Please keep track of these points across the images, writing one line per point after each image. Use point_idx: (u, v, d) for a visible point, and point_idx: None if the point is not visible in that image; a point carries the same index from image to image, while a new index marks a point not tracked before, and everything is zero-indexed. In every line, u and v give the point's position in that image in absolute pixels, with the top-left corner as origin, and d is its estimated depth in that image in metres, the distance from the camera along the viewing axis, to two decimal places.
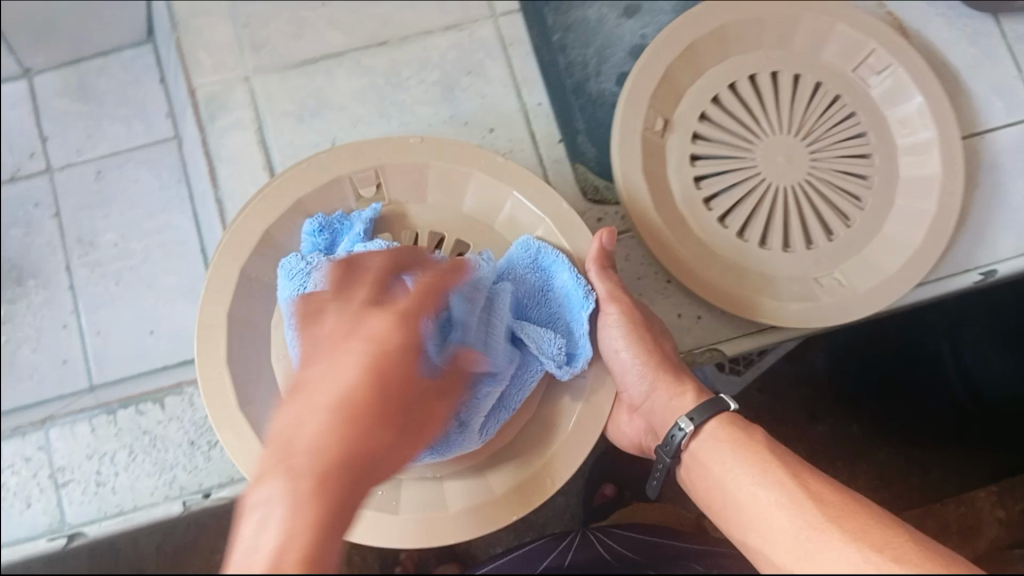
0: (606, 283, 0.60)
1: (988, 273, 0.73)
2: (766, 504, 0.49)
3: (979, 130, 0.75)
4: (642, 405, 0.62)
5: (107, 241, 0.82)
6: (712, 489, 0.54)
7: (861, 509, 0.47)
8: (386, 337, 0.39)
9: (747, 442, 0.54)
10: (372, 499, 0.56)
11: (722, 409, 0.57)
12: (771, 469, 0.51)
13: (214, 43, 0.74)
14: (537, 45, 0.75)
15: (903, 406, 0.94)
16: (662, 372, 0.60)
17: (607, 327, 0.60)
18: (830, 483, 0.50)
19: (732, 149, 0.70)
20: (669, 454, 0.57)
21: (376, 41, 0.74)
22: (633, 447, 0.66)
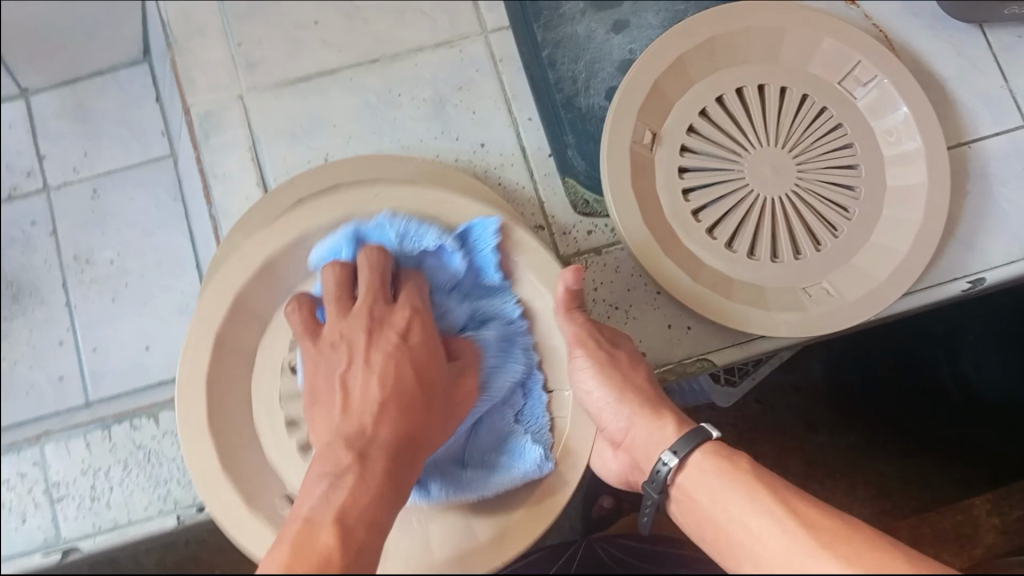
0: (573, 326, 0.61)
1: (976, 281, 0.73)
2: (757, 534, 0.50)
3: (966, 139, 0.76)
4: (624, 441, 0.63)
5: (103, 258, 0.82)
6: (703, 522, 0.55)
7: (852, 531, 0.48)
8: (405, 372, 0.53)
9: (732, 470, 0.55)
10: None
11: (706, 438, 0.58)
12: (762, 497, 0.52)
13: (208, 63, 0.75)
14: (527, 61, 0.76)
15: (903, 414, 0.96)
16: (641, 407, 0.61)
17: (580, 372, 0.61)
18: (819, 504, 0.51)
19: (720, 161, 0.70)
20: (655, 490, 0.58)
21: (368, 59, 0.75)
22: (621, 481, 0.67)
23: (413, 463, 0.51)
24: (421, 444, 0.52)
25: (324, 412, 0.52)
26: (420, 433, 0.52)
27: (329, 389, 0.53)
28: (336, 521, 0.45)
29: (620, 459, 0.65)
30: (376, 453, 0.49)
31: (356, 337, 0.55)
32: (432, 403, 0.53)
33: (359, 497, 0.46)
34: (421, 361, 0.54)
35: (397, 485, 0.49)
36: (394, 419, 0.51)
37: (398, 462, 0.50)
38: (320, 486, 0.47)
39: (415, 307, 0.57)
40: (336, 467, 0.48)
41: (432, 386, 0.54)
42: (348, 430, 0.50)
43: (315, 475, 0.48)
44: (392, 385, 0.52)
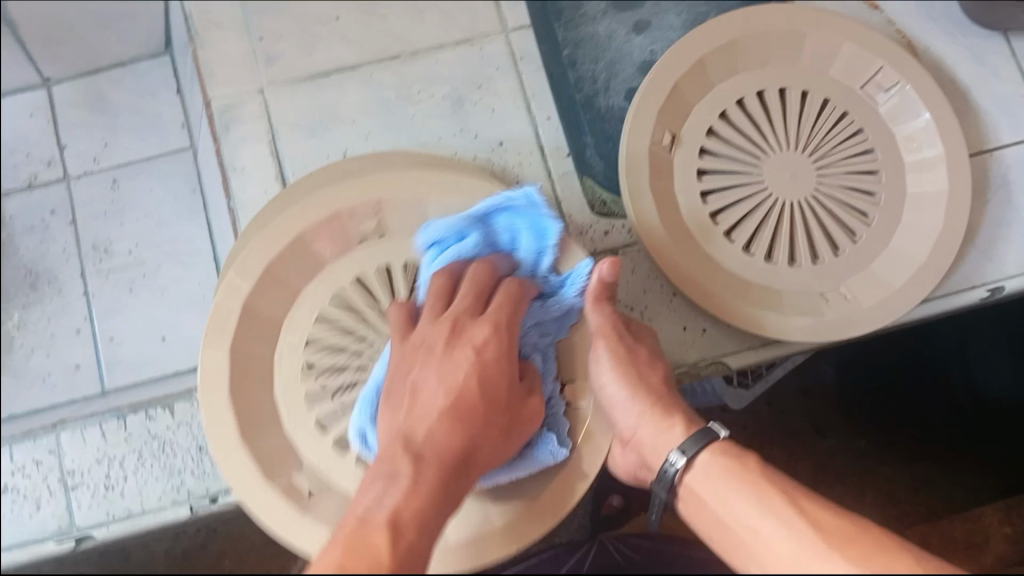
0: (602, 316, 0.62)
1: (994, 289, 0.73)
2: (763, 537, 0.49)
3: (986, 147, 0.75)
4: (632, 440, 0.61)
5: (121, 248, 0.82)
6: (709, 523, 0.53)
7: (860, 532, 0.47)
8: (476, 382, 0.54)
9: (737, 469, 0.54)
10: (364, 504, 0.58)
11: (712, 439, 0.57)
12: (767, 496, 0.51)
13: (229, 56, 0.75)
14: (547, 61, 0.76)
15: (910, 421, 0.95)
16: (652, 404, 0.60)
17: (601, 361, 0.61)
18: (827, 504, 0.50)
19: (739, 164, 0.70)
20: (663, 488, 0.57)
21: (388, 55, 0.76)
22: (628, 477, 0.64)
23: (469, 474, 0.51)
24: (480, 460, 0.52)
25: (394, 415, 0.53)
26: (483, 449, 0.52)
27: (404, 395, 0.54)
28: (390, 520, 0.44)
29: (624, 456, 0.63)
30: (433, 460, 0.49)
31: (438, 344, 0.55)
32: (495, 421, 0.53)
33: (414, 498, 0.46)
34: (494, 374, 0.55)
35: (450, 493, 0.49)
36: (460, 430, 0.51)
37: (456, 470, 0.50)
38: (377, 480, 0.48)
39: (497, 322, 0.56)
40: (396, 465, 0.48)
41: (500, 403, 0.54)
42: (412, 434, 0.51)
43: (376, 468, 0.49)
44: (461, 399, 0.53)
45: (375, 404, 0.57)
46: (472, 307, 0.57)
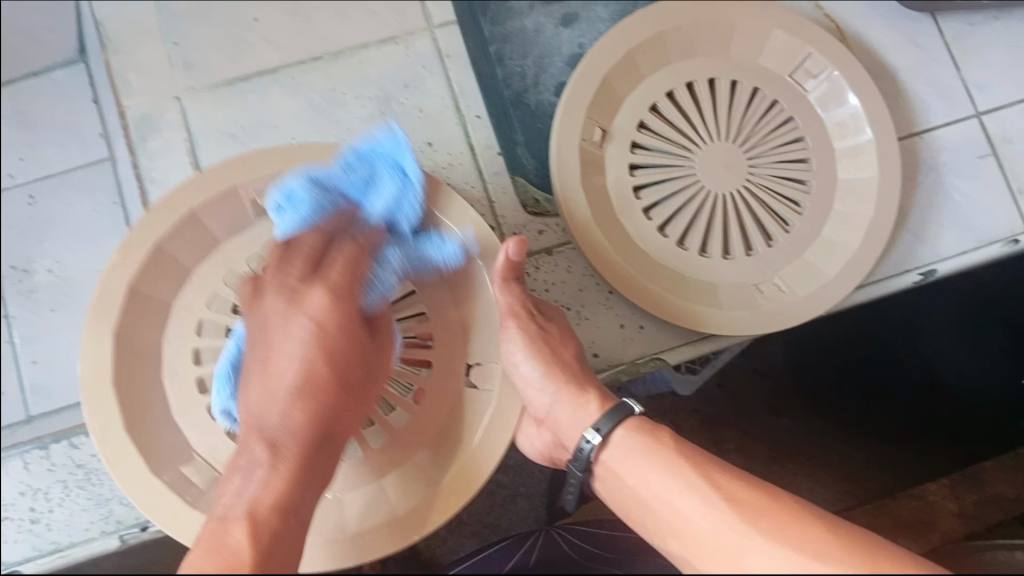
0: (509, 297, 0.61)
1: (927, 273, 0.73)
2: (680, 508, 0.51)
3: (916, 130, 0.75)
4: (546, 419, 0.61)
5: (42, 267, 0.79)
6: (627, 498, 0.55)
7: (765, 497, 0.50)
8: (325, 355, 0.54)
9: (651, 443, 0.55)
10: None
11: (628, 414, 0.58)
12: (682, 470, 0.53)
13: (144, 64, 0.72)
14: (474, 58, 0.74)
15: (863, 394, 0.93)
16: (566, 386, 0.60)
17: (511, 340, 0.61)
18: (736, 475, 0.52)
19: (671, 158, 0.69)
20: (579, 468, 0.58)
21: (309, 57, 0.73)
22: (543, 460, 0.65)
23: (330, 451, 0.53)
24: (338, 432, 0.54)
25: (249, 396, 0.53)
26: (339, 420, 0.54)
27: (256, 370, 0.54)
28: (248, 514, 0.46)
29: (543, 439, 0.63)
30: (288, 445, 0.50)
31: (279, 318, 0.54)
32: (353, 394, 0.55)
33: (271, 490, 0.47)
34: (343, 341, 0.55)
35: (309, 476, 0.50)
36: (314, 406, 0.52)
37: (315, 446, 0.51)
38: (236, 476, 0.49)
39: (335, 286, 0.55)
40: (254, 456, 0.49)
41: (353, 374, 0.55)
42: (263, 420, 0.51)
43: (232, 462, 0.50)
44: (311, 374, 0.53)
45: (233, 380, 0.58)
46: (306, 271, 0.56)
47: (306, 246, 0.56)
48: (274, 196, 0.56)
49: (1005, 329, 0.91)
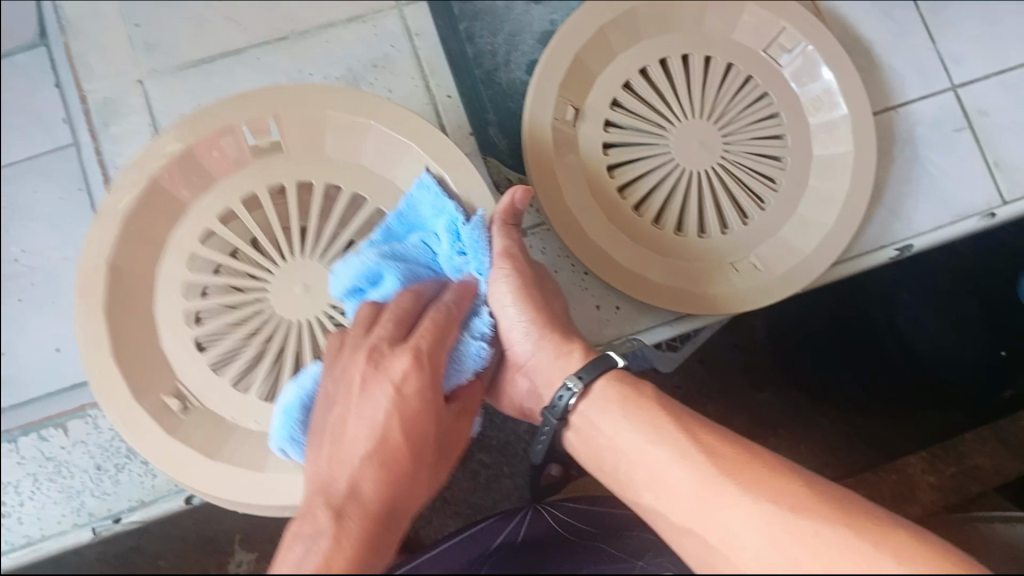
0: (507, 240, 0.59)
1: (903, 248, 0.73)
2: (659, 461, 0.51)
3: (892, 104, 0.75)
4: (527, 365, 0.61)
5: (6, 256, 0.77)
6: (605, 452, 0.55)
7: (748, 451, 0.50)
8: (399, 420, 0.50)
9: (633, 396, 0.55)
10: (241, 460, 0.58)
11: (610, 366, 0.57)
12: (663, 424, 0.52)
13: (104, 47, 0.70)
14: (444, 36, 0.73)
15: (843, 370, 0.93)
16: (547, 332, 0.59)
17: (496, 283, 0.59)
18: (717, 430, 0.52)
19: (645, 136, 0.69)
20: (555, 416, 0.57)
21: (274, 37, 0.72)
22: (518, 408, 0.65)
23: (389, 537, 0.47)
24: (402, 514, 0.49)
25: (320, 454, 0.50)
26: (403, 496, 0.49)
27: (331, 423, 0.51)
28: None
29: (524, 385, 0.63)
30: (354, 516, 0.45)
31: (358, 374, 0.52)
32: (420, 467, 0.51)
33: (334, 564, 0.41)
34: (417, 411, 0.51)
35: (371, 557, 0.44)
36: (382, 475, 0.48)
37: (382, 523, 0.46)
38: (294, 545, 0.43)
39: (420, 349, 0.52)
40: (314, 522, 0.44)
41: (425, 446, 0.52)
42: (329, 483, 0.47)
43: (290, 531, 0.44)
44: (382, 442, 0.49)
45: (301, 422, 0.56)
46: (396, 334, 0.53)
47: (394, 312, 0.54)
48: (348, 279, 0.57)
49: (979, 299, 0.90)
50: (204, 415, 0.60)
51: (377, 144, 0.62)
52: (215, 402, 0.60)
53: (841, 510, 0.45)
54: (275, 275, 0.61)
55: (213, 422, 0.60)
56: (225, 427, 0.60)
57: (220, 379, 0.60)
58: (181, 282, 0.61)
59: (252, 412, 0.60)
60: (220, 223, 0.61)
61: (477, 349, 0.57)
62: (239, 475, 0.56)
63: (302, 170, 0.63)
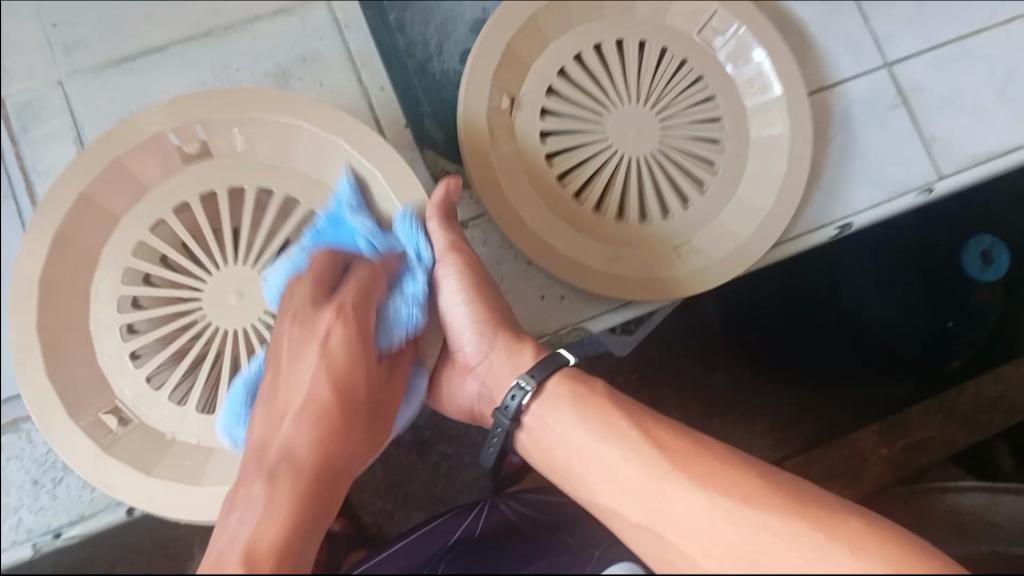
0: (450, 235, 0.59)
1: (844, 226, 0.73)
2: (612, 457, 0.50)
3: (827, 83, 0.75)
4: (477, 365, 0.60)
5: None
6: (557, 449, 0.53)
7: (701, 447, 0.50)
8: (327, 378, 0.51)
9: (588, 393, 0.54)
10: (177, 470, 0.56)
11: (560, 364, 0.56)
12: (615, 419, 0.52)
13: (21, 48, 0.68)
14: (374, 27, 0.71)
15: (793, 346, 0.94)
16: (498, 332, 0.59)
17: (448, 278, 0.59)
18: (670, 425, 0.52)
19: (583, 123, 0.68)
20: (507, 417, 0.56)
21: (198, 32, 0.70)
22: (465, 414, 0.63)
23: (330, 491, 0.47)
24: (343, 468, 0.49)
25: (256, 427, 0.51)
26: (344, 447, 0.50)
27: (268, 393, 0.52)
28: (248, 543, 0.40)
29: (471, 389, 0.61)
30: (285, 478, 0.45)
31: (284, 342, 0.52)
32: (364, 416, 0.52)
33: (274, 511, 0.43)
34: (347, 364, 0.52)
35: (308, 513, 0.44)
36: (317, 432, 0.49)
37: (319, 476, 0.47)
38: (237, 510, 0.43)
39: (344, 305, 0.53)
40: (250, 489, 0.45)
41: (364, 398, 0.53)
42: (262, 457, 0.47)
43: (233, 500, 0.45)
44: (311, 405, 0.50)
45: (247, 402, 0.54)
46: (322, 293, 0.54)
47: (313, 273, 0.54)
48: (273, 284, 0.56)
49: (921, 271, 0.91)
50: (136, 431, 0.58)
51: (313, 146, 0.61)
52: (155, 415, 0.58)
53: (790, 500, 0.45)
54: (213, 282, 0.60)
55: (155, 433, 0.58)
56: (163, 439, 0.58)
57: (159, 393, 0.58)
58: (114, 297, 0.59)
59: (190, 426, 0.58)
60: (149, 234, 0.60)
61: (408, 312, 0.56)
62: (171, 486, 0.54)
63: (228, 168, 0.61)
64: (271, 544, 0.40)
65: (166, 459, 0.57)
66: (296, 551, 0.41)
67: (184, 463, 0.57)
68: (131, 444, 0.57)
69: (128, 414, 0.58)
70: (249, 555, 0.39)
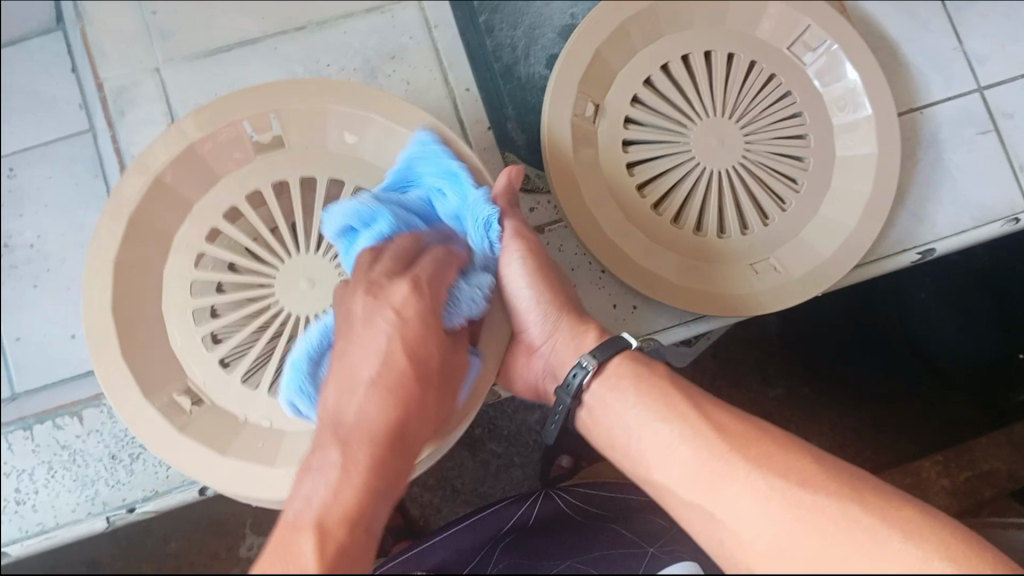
0: (515, 221, 0.58)
1: (926, 252, 0.72)
2: (668, 440, 0.48)
3: (917, 104, 0.74)
4: (540, 346, 0.59)
5: (22, 241, 0.73)
6: (616, 432, 0.52)
7: (765, 435, 0.47)
8: (401, 346, 0.49)
9: (647, 376, 0.53)
10: (251, 452, 0.56)
11: (623, 347, 0.55)
12: (674, 402, 0.50)
13: (119, 33, 0.70)
14: (463, 27, 0.72)
15: (857, 365, 0.92)
16: (563, 313, 0.58)
17: (512, 263, 0.58)
18: (730, 411, 0.49)
19: (666, 133, 0.68)
20: (568, 395, 0.55)
21: (291, 26, 0.71)
22: (528, 392, 0.62)
23: (400, 464, 0.46)
24: (413, 439, 0.48)
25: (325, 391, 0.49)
26: (414, 418, 0.48)
27: (336, 357, 0.50)
28: (317, 524, 0.40)
29: (536, 366, 0.60)
30: (356, 450, 0.44)
31: (354, 308, 0.51)
32: (434, 384, 0.50)
33: (341, 496, 0.42)
34: (422, 332, 0.50)
35: (378, 488, 0.43)
36: (388, 405, 0.47)
37: (388, 451, 0.45)
38: (305, 479, 0.43)
39: (416, 278, 0.51)
40: (321, 458, 0.44)
41: (437, 363, 0.51)
42: (336, 421, 0.46)
43: (301, 466, 0.45)
44: (383, 374, 0.48)
45: (307, 376, 0.53)
46: (395, 268, 0.52)
47: (391, 249, 0.53)
48: (339, 218, 0.54)
49: (995, 299, 0.89)
50: (215, 409, 0.58)
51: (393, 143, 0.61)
52: (227, 397, 0.58)
53: (856, 497, 0.43)
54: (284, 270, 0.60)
55: (225, 417, 0.58)
56: (235, 424, 0.58)
57: (231, 376, 0.59)
58: (189, 281, 0.60)
59: (263, 411, 0.58)
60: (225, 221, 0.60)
61: (473, 297, 0.54)
62: (243, 469, 0.55)
63: (315, 160, 0.61)
64: (345, 505, 0.41)
65: (238, 441, 0.57)
66: (365, 514, 0.42)
67: (259, 445, 0.57)
68: (206, 428, 0.57)
69: (200, 396, 0.59)
70: (319, 521, 0.40)
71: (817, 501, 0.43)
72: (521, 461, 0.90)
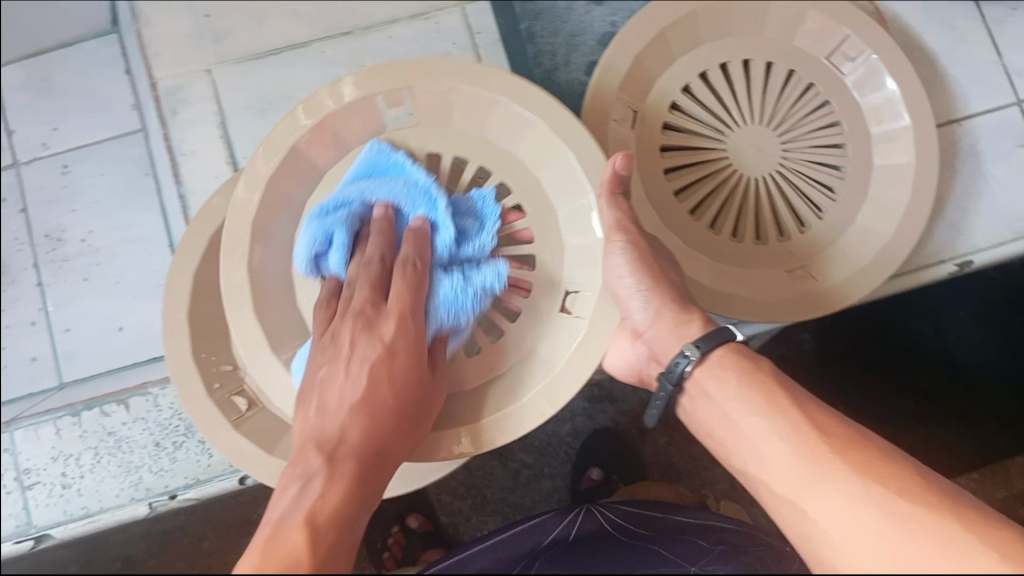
0: (616, 210, 0.57)
1: (963, 263, 0.72)
2: (764, 433, 0.46)
3: (956, 116, 0.74)
4: (643, 334, 0.57)
5: (75, 235, 0.76)
6: (713, 420, 0.50)
7: (864, 441, 0.44)
8: (386, 371, 0.49)
9: (752, 372, 0.49)
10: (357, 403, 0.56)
11: (728, 339, 0.52)
12: (775, 399, 0.47)
13: (172, 36, 0.74)
14: (504, 35, 0.74)
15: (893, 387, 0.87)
16: (669, 305, 0.56)
17: (615, 252, 0.58)
18: (834, 416, 0.46)
19: (703, 140, 0.69)
20: (670, 382, 0.53)
21: (340, 31, 0.73)
22: (631, 378, 0.61)
23: (378, 489, 0.46)
24: (391, 461, 0.48)
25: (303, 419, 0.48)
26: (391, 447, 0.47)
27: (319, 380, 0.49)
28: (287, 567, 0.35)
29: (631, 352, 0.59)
30: (336, 481, 0.43)
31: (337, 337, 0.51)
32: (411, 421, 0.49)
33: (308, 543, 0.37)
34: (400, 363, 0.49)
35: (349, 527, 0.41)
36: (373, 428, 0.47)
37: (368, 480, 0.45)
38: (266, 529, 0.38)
39: (399, 311, 0.51)
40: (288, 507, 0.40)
41: (410, 402, 0.49)
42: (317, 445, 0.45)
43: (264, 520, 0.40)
44: (369, 397, 0.48)
45: None
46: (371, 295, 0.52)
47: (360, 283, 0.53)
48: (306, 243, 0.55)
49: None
50: None
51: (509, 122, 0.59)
52: None
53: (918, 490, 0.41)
54: None
55: None
56: None
57: None
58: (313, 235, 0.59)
59: None
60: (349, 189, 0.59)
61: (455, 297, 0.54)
62: None
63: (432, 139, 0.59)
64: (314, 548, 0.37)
65: None
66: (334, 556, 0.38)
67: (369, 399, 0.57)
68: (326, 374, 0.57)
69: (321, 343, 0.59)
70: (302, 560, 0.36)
71: (912, 510, 0.39)
72: (551, 471, 0.89)
